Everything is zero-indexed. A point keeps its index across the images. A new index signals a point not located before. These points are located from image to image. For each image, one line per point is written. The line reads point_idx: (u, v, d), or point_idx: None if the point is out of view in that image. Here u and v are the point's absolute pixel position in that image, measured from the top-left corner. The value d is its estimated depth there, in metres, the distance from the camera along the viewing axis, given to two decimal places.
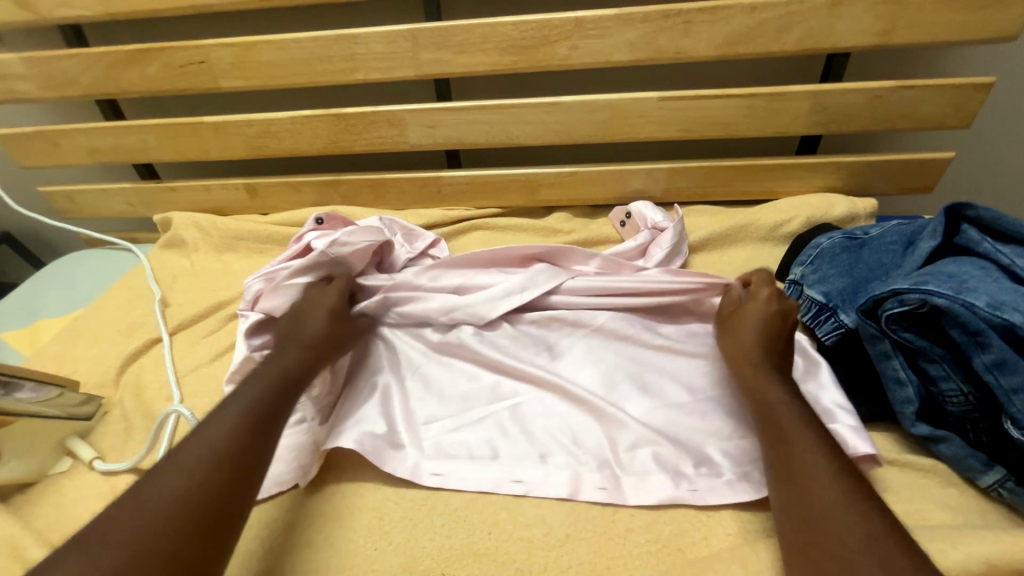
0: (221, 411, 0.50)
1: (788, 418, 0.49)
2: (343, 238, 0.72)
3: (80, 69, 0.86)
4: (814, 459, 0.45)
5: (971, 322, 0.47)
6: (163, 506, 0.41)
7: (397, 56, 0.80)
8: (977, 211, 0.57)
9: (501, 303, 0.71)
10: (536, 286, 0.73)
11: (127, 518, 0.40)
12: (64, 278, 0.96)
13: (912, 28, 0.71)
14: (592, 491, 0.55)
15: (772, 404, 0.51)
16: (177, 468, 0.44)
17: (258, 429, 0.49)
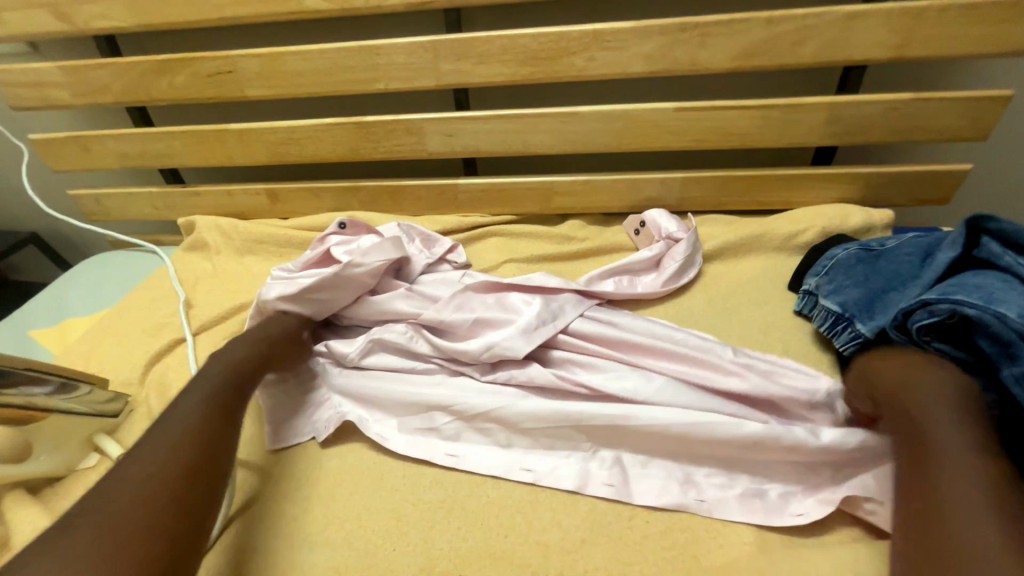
0: (176, 406, 0.54)
1: (947, 444, 0.44)
2: (362, 257, 0.72)
3: (113, 78, 0.89)
4: (965, 492, 0.40)
5: (1003, 333, 0.47)
6: (136, 478, 0.46)
7: (418, 66, 0.82)
8: (999, 224, 0.57)
9: (534, 336, 0.67)
10: (563, 312, 0.71)
11: (103, 496, 0.44)
12: (91, 278, 0.99)
13: (930, 41, 0.72)
14: (598, 487, 0.57)
15: (920, 431, 0.46)
16: (142, 456, 0.48)
17: (215, 421, 0.53)
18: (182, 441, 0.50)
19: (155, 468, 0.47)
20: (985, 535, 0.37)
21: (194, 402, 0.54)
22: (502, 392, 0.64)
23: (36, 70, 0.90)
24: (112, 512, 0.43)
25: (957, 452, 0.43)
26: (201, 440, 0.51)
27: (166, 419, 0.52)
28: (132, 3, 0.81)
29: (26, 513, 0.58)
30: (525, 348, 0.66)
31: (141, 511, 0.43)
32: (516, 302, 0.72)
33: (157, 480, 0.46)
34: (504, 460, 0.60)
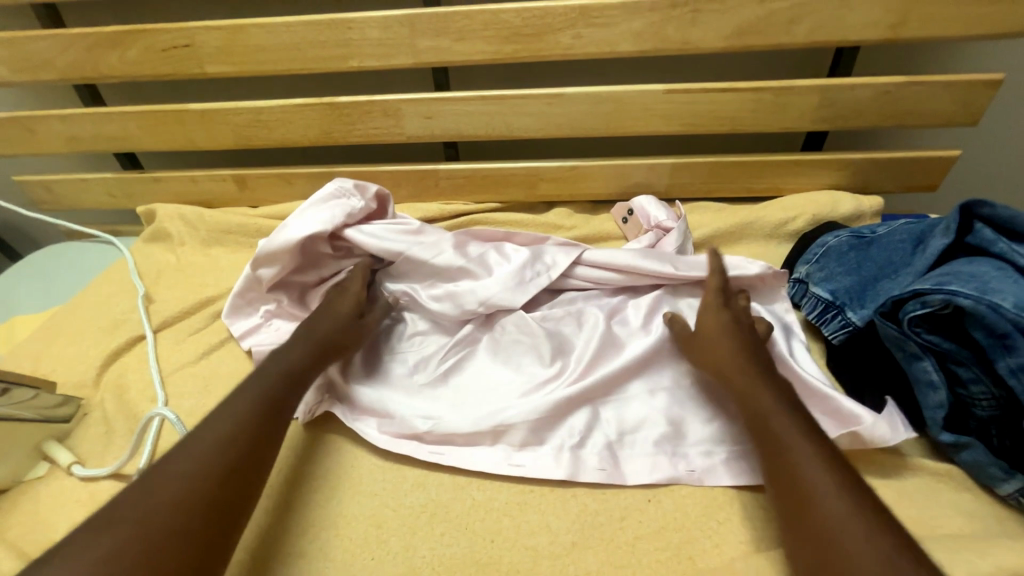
0: (229, 401, 0.52)
1: (792, 422, 0.47)
2: (338, 188, 0.74)
3: (57, 52, 0.81)
4: (818, 464, 0.43)
5: (998, 324, 0.44)
6: (178, 478, 0.44)
7: (393, 42, 0.76)
8: (992, 209, 0.56)
9: (528, 286, 0.69)
10: (557, 264, 0.71)
11: (142, 492, 0.42)
12: (42, 272, 0.91)
13: (924, 22, 0.70)
14: (590, 472, 0.55)
15: (774, 411, 0.48)
16: (188, 452, 0.46)
17: (264, 421, 0.51)
18: (223, 449, 0.47)
19: (201, 474, 0.44)
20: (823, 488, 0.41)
21: (243, 402, 0.51)
22: (484, 385, 0.63)
23: None
24: (155, 517, 0.41)
25: (786, 419, 0.47)
26: (245, 449, 0.48)
27: (215, 415, 0.50)
28: None
29: None
30: (519, 296, 0.68)
31: (183, 515, 0.41)
32: (507, 252, 0.72)
33: (201, 484, 0.44)
34: (490, 455, 0.57)
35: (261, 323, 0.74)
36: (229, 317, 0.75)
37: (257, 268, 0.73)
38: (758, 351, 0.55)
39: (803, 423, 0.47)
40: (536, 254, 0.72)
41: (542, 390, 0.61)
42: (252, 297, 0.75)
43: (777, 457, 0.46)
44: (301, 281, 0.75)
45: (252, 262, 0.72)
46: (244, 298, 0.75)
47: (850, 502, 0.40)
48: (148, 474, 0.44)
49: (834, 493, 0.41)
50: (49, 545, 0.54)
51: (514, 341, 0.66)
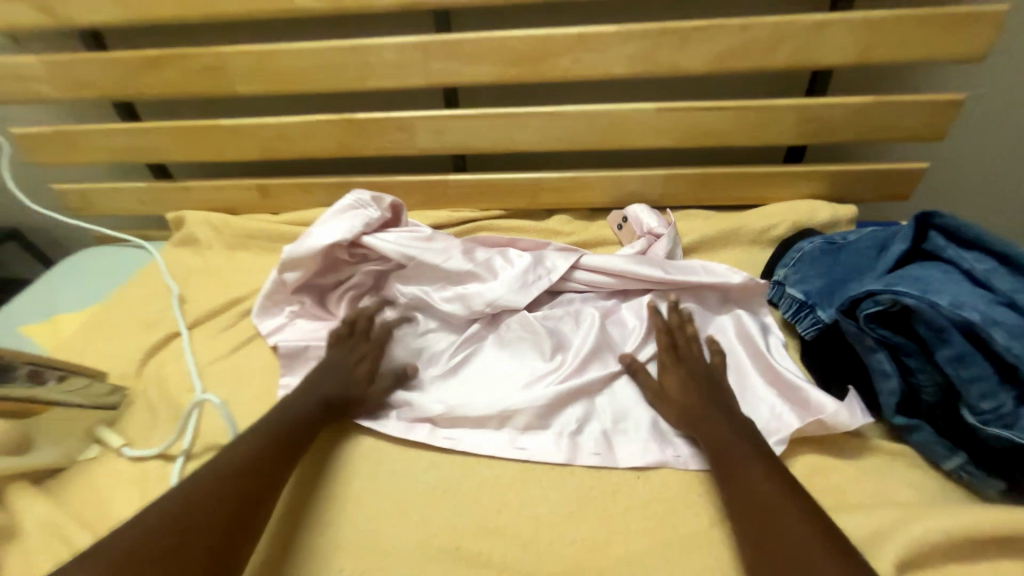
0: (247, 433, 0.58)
1: (746, 457, 0.53)
2: (357, 199, 0.82)
3: (100, 73, 0.89)
4: (770, 494, 0.49)
5: (936, 320, 0.50)
6: (204, 495, 0.50)
7: (408, 64, 0.84)
8: (944, 219, 0.62)
9: (531, 289, 0.76)
10: (557, 268, 0.78)
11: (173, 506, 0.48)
12: (80, 274, 0.99)
13: (890, 48, 0.77)
14: (587, 456, 0.62)
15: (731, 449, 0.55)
16: (211, 474, 0.52)
17: (279, 452, 0.57)
18: (242, 474, 0.53)
19: (223, 492, 0.51)
20: (776, 505, 0.48)
21: (260, 433, 0.58)
22: (488, 377, 0.70)
23: (18, 63, 0.89)
24: (184, 530, 0.46)
25: (745, 446, 0.55)
26: (261, 479, 0.54)
27: (235, 443, 0.57)
28: None
29: (32, 503, 0.59)
30: (523, 297, 0.75)
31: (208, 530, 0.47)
32: (511, 257, 0.79)
33: (224, 502, 0.50)
34: (499, 439, 0.64)
35: (286, 323, 0.81)
36: (257, 317, 0.82)
37: (282, 273, 0.80)
38: (722, 397, 0.61)
39: (757, 459, 0.53)
40: (538, 259, 0.80)
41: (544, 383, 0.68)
42: (279, 299, 0.82)
43: (737, 480, 0.52)
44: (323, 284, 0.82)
45: (279, 267, 0.79)
46: (272, 301, 0.82)
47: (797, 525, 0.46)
48: (177, 488, 0.50)
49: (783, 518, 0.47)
50: (106, 516, 0.60)
51: (518, 339, 0.73)
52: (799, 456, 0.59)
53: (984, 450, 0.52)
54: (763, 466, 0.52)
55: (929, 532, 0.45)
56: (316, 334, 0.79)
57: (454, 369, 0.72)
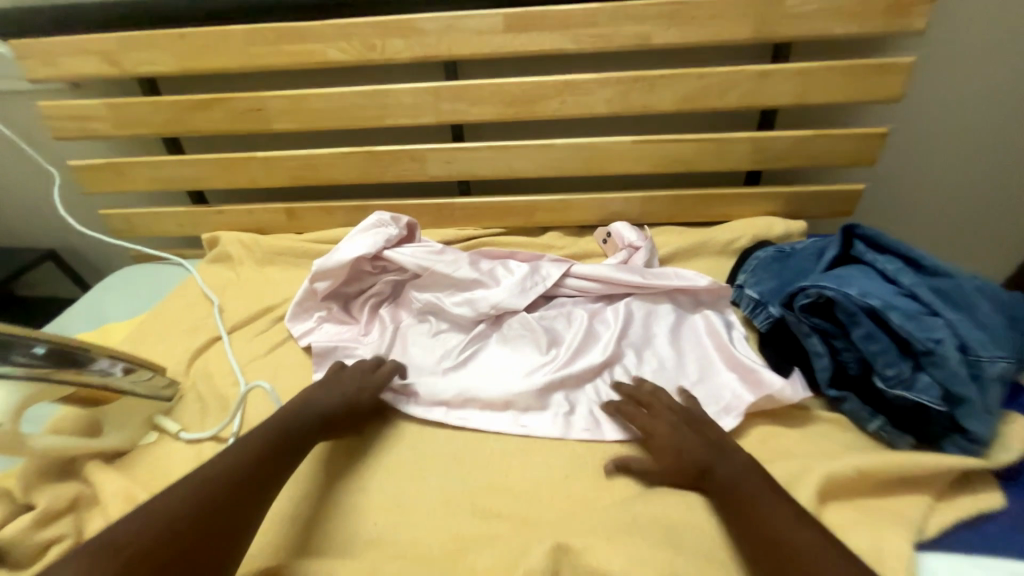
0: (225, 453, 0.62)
1: (751, 487, 0.57)
2: (379, 220, 0.95)
3: (154, 113, 1.03)
4: (779, 521, 0.53)
5: (849, 307, 0.64)
6: (176, 511, 0.53)
7: (422, 105, 0.99)
8: (865, 230, 0.76)
9: (528, 294, 0.89)
10: (550, 275, 0.91)
11: (145, 520, 0.51)
12: (125, 288, 1.10)
13: (822, 91, 0.93)
14: (579, 432, 0.73)
15: (734, 480, 0.58)
16: (184, 489, 0.55)
17: (255, 473, 0.61)
18: (219, 492, 0.56)
19: (193, 510, 0.54)
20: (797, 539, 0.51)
21: (238, 454, 0.62)
22: (491, 368, 0.82)
23: (82, 106, 1.03)
24: (155, 543, 0.49)
25: (744, 475, 0.58)
26: (236, 497, 0.57)
27: (212, 462, 0.60)
28: (178, 52, 0.96)
29: (107, 476, 0.69)
30: (523, 300, 0.88)
31: (177, 544, 0.50)
32: (512, 267, 0.93)
33: (197, 518, 0.53)
34: (505, 420, 0.75)
35: (315, 326, 0.93)
36: (290, 322, 0.93)
37: (312, 283, 0.92)
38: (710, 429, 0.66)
39: (760, 486, 0.57)
40: (534, 269, 0.93)
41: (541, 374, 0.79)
42: (308, 305, 0.94)
43: (744, 510, 0.55)
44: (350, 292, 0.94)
45: (310, 277, 0.91)
46: (303, 307, 0.94)
47: (814, 548, 0.50)
48: (150, 504, 0.53)
49: (799, 543, 0.50)
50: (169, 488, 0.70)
51: (519, 337, 0.85)
52: (754, 425, 0.70)
53: (896, 413, 0.64)
54: (774, 500, 0.55)
55: (849, 470, 0.57)
56: (342, 336, 0.90)
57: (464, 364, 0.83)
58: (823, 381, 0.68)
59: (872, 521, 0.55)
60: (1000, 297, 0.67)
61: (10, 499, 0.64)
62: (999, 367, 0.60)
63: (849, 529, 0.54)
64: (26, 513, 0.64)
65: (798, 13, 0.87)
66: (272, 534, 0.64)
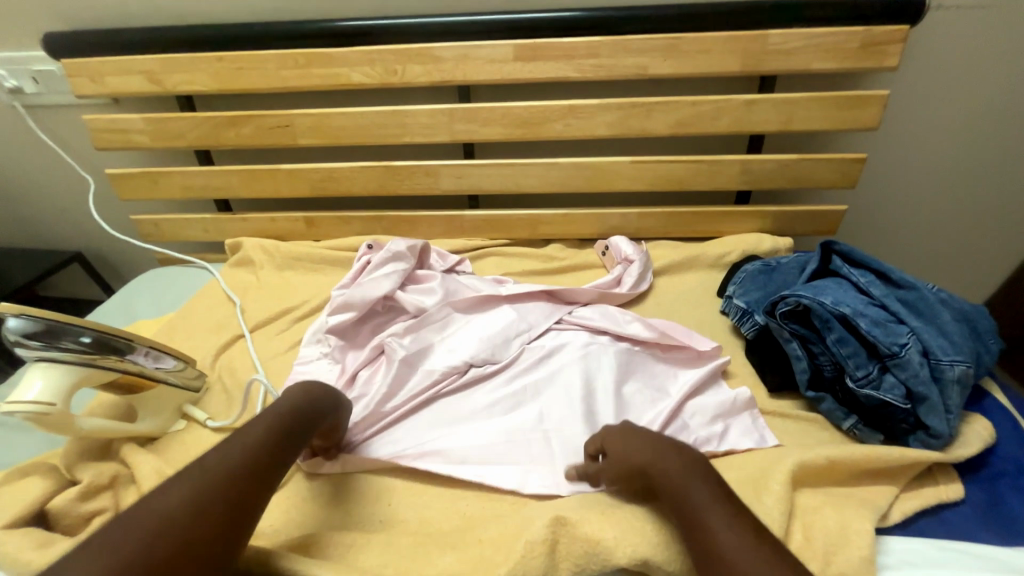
0: (242, 433, 0.58)
1: (702, 500, 0.50)
2: (398, 246, 1.00)
3: (189, 128, 1.11)
4: (728, 536, 0.46)
5: (824, 313, 0.71)
6: (203, 482, 0.49)
7: (437, 125, 1.07)
8: (841, 246, 0.82)
9: (513, 342, 0.90)
10: (536, 324, 0.93)
11: (172, 487, 0.47)
12: (152, 289, 1.17)
13: (804, 120, 1.02)
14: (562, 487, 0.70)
15: (684, 493, 0.52)
16: (209, 463, 0.51)
17: (273, 454, 0.57)
18: (242, 465, 0.53)
19: (219, 481, 0.49)
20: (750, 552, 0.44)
21: (258, 432, 0.58)
22: (454, 413, 0.81)
23: (124, 120, 1.11)
24: (185, 511, 0.45)
25: (698, 488, 0.51)
26: (258, 473, 0.53)
27: (233, 439, 0.56)
28: (216, 74, 1.05)
29: (142, 456, 0.75)
30: (522, 333, 0.91)
31: (207, 511, 0.46)
32: (501, 312, 0.94)
33: (223, 488, 0.49)
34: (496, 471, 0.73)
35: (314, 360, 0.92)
36: (304, 343, 0.95)
37: (328, 315, 0.95)
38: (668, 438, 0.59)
39: (715, 497, 0.50)
40: (522, 314, 0.94)
41: (524, 426, 0.77)
42: (318, 337, 0.94)
43: (698, 528, 0.49)
44: (356, 331, 0.94)
45: (328, 308, 0.94)
46: (316, 334, 0.95)
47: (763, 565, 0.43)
48: (178, 475, 0.49)
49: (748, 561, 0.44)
50: None
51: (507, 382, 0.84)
52: (735, 421, 0.76)
53: (868, 413, 0.71)
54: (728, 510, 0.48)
55: (818, 460, 0.63)
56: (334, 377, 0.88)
57: (449, 413, 0.81)
58: (802, 382, 0.75)
59: (843, 505, 0.61)
60: (961, 307, 0.73)
61: (57, 475, 0.70)
62: (958, 370, 0.66)
63: (822, 511, 0.60)
64: (71, 487, 0.70)
65: (782, 49, 0.96)
66: (297, 511, 0.70)
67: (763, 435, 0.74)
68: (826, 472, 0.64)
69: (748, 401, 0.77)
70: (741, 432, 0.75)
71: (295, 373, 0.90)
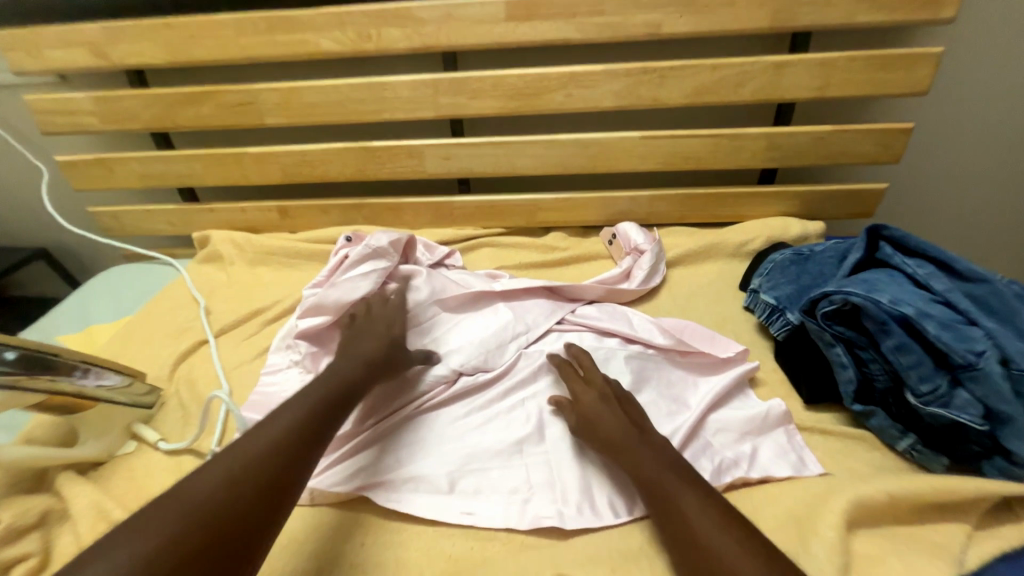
0: (276, 415, 0.57)
1: (674, 482, 0.54)
2: (376, 240, 0.87)
3: (142, 107, 0.98)
4: (699, 515, 0.50)
5: (879, 314, 0.59)
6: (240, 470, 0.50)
7: (419, 99, 0.94)
8: (891, 231, 0.70)
9: (510, 345, 0.78)
10: (536, 324, 0.81)
11: (210, 475, 0.49)
12: (113, 289, 1.07)
13: (843, 85, 0.88)
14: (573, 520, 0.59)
15: (656, 472, 0.56)
16: (241, 450, 0.52)
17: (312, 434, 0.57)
18: (279, 449, 0.53)
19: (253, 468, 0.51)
20: (715, 532, 0.48)
21: (294, 412, 0.58)
22: (443, 429, 0.70)
23: (69, 99, 0.99)
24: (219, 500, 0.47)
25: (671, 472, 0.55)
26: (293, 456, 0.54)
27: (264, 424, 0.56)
28: (167, 43, 0.92)
29: (79, 488, 0.65)
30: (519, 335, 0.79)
31: (240, 500, 0.48)
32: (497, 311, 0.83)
33: (258, 477, 0.50)
34: (496, 499, 0.62)
35: (284, 370, 0.80)
36: (271, 351, 0.84)
37: (300, 318, 0.83)
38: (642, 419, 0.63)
39: (689, 477, 0.55)
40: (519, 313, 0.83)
41: (526, 446, 0.67)
42: (289, 343, 0.83)
43: (669, 506, 0.53)
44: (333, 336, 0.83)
45: (300, 312, 0.83)
46: (286, 340, 0.84)
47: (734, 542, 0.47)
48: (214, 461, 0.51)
49: (719, 540, 0.48)
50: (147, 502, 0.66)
51: (505, 393, 0.73)
52: (771, 441, 0.64)
53: (929, 431, 0.59)
54: (696, 491, 0.53)
55: (875, 496, 0.52)
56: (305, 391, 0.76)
57: (439, 428, 0.70)
58: (848, 395, 0.63)
59: (908, 552, 0.50)
60: None
61: None
62: None
63: (883, 561, 0.49)
64: None
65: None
66: None
67: (805, 460, 0.62)
68: (886, 511, 0.52)
69: (783, 417, 0.65)
70: (777, 455, 0.63)
71: (259, 385, 0.79)
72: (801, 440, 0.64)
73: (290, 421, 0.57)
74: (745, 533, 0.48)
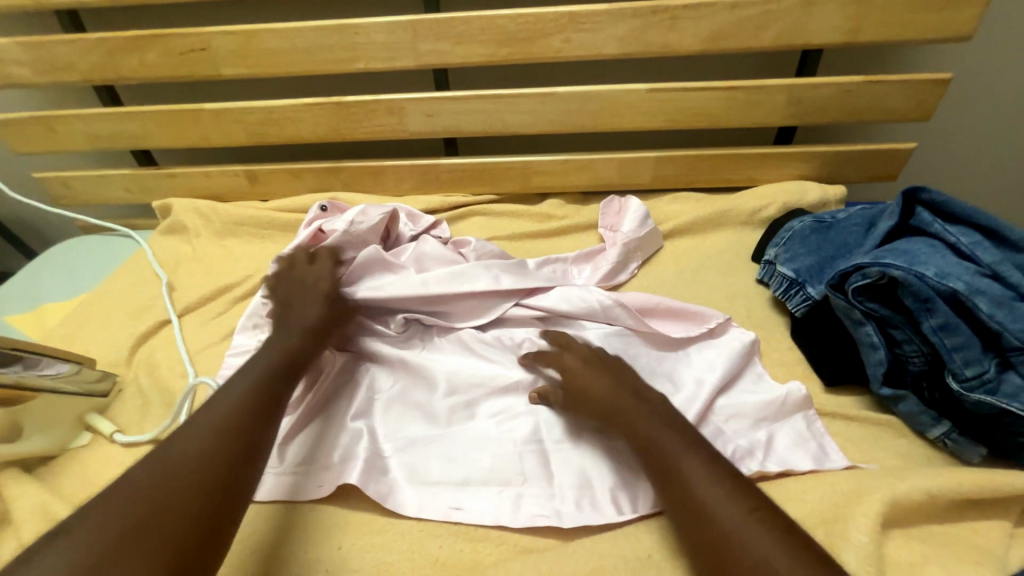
0: (218, 398, 0.52)
1: (676, 445, 0.49)
2: (359, 218, 0.79)
3: (78, 55, 0.86)
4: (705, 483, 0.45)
5: (922, 290, 0.53)
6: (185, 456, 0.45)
7: (397, 45, 0.82)
8: (930, 195, 0.61)
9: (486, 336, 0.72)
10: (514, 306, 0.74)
11: (153, 464, 0.44)
12: (66, 263, 0.97)
13: (878, 27, 0.77)
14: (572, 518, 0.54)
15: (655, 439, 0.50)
16: (187, 434, 0.47)
17: (260, 413, 0.51)
18: (227, 430, 0.48)
19: (200, 452, 0.45)
20: (725, 502, 0.43)
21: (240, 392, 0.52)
22: (423, 418, 0.63)
23: None
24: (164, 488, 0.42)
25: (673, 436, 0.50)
26: (240, 437, 0.48)
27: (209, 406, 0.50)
28: None
29: (23, 488, 0.58)
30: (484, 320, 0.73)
31: (185, 485, 0.43)
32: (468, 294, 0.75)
33: (208, 460, 0.45)
34: (488, 494, 0.56)
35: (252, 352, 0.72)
36: (236, 333, 0.75)
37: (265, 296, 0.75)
38: (641, 384, 0.58)
39: (693, 443, 0.49)
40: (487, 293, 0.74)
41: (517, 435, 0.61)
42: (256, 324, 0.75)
43: (671, 473, 0.47)
44: None
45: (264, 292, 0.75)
46: (253, 320, 0.75)
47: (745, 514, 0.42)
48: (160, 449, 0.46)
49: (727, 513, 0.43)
50: None
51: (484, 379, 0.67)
52: (788, 428, 0.58)
53: (964, 417, 0.55)
54: (704, 458, 0.47)
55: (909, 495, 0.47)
56: None
57: (413, 418, 0.63)
58: (877, 378, 0.57)
59: (944, 556, 0.44)
60: None
61: None
62: None
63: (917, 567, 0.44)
64: None
65: None
66: None
67: (827, 450, 0.56)
68: (920, 509, 0.47)
69: (803, 402, 0.59)
70: (796, 445, 0.57)
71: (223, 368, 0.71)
72: (823, 428, 0.58)
73: (232, 401, 0.51)
74: (757, 502, 0.43)
